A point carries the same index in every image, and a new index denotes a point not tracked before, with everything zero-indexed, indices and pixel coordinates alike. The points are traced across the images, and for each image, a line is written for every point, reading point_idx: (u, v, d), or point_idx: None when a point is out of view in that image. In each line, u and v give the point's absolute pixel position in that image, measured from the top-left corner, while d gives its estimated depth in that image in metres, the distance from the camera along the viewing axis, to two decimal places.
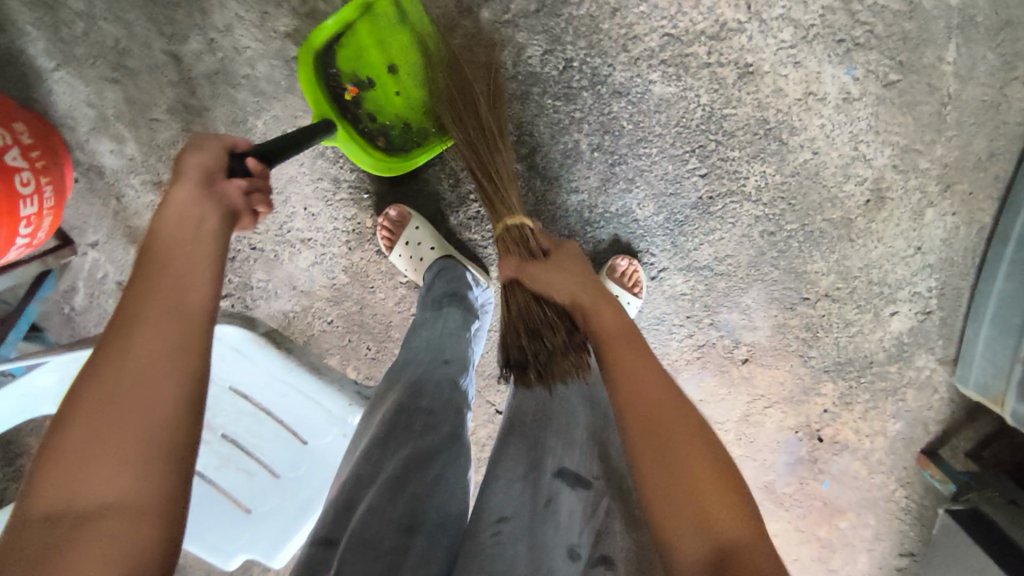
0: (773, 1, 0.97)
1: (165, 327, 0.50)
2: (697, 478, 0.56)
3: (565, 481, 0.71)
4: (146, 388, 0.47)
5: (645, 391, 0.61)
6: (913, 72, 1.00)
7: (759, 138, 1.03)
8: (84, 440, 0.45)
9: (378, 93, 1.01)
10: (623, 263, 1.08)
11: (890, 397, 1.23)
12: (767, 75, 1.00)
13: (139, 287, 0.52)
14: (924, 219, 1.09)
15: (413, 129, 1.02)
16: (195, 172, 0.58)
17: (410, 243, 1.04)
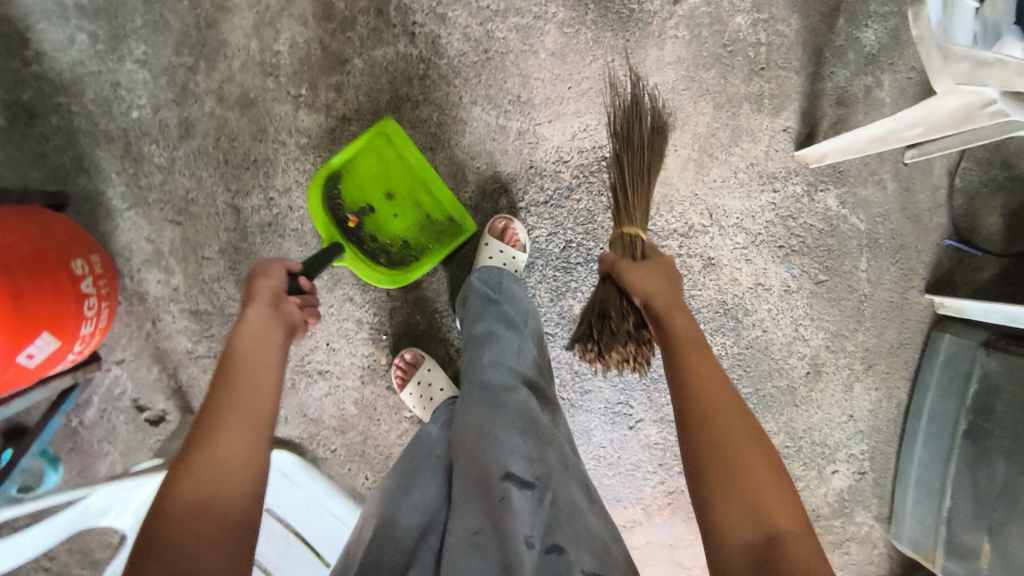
0: (729, 213, 1.21)
1: (244, 426, 0.69)
2: (757, 480, 0.68)
3: (513, 481, 0.74)
4: (223, 464, 0.66)
5: (718, 400, 0.72)
6: (836, 275, 1.26)
7: (720, 316, 1.25)
8: (186, 516, 0.61)
9: (379, 217, 1.15)
10: (500, 223, 1.15)
11: (836, 550, 1.36)
12: (725, 267, 1.23)
13: (220, 393, 0.71)
14: (853, 391, 1.30)
15: (410, 246, 1.15)
16: (268, 292, 0.80)
17: (422, 382, 1.16)
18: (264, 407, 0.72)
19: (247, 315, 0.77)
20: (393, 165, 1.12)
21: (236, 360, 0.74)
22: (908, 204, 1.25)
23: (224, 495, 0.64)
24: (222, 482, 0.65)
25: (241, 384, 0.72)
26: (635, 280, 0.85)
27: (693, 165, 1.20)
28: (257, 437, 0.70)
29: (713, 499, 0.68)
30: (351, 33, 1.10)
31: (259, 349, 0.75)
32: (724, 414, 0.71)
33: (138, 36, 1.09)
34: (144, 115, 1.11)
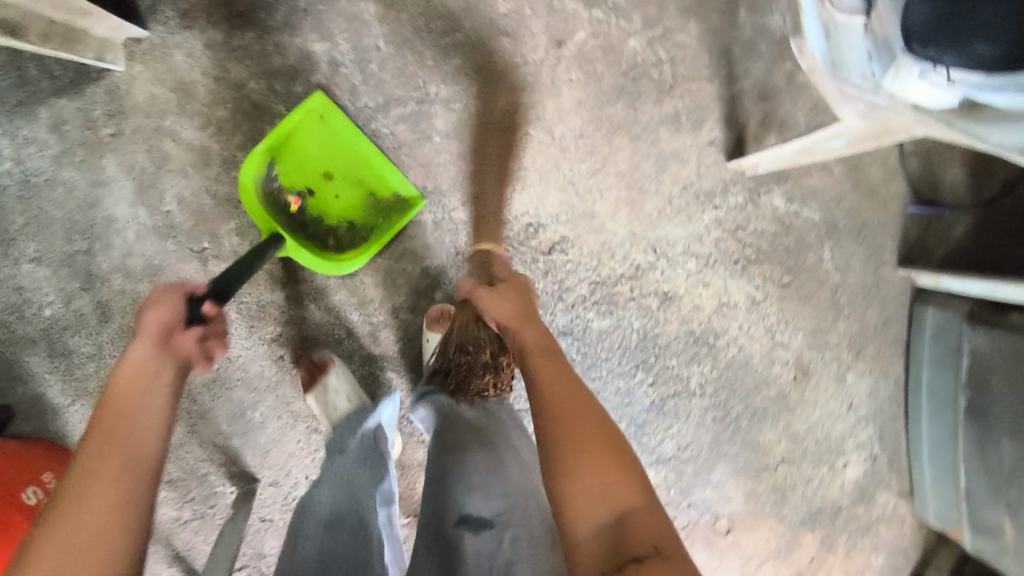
0: (672, 243, 1.15)
1: (109, 495, 0.53)
2: (602, 469, 0.59)
3: (468, 525, 0.77)
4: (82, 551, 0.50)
5: (554, 390, 0.66)
6: (802, 272, 1.19)
7: (690, 345, 1.20)
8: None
9: (319, 203, 1.06)
10: (434, 310, 1.10)
11: (866, 534, 1.33)
12: (684, 297, 1.17)
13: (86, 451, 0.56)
14: (847, 381, 1.25)
15: (358, 227, 1.07)
16: (154, 327, 0.65)
17: (330, 392, 1.07)
18: (142, 465, 0.56)
19: (126, 354, 0.63)
20: (331, 142, 1.04)
21: (108, 412, 0.59)
22: (860, 180, 1.17)
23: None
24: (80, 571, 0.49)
25: (117, 439, 0.57)
26: (486, 304, 0.84)
27: (625, 204, 1.12)
28: (128, 512, 0.53)
29: (557, 467, 0.60)
30: (235, 172, 1.05)
31: (136, 399, 0.61)
32: (569, 399, 0.65)
33: (27, 234, 1.04)
34: (57, 310, 1.07)
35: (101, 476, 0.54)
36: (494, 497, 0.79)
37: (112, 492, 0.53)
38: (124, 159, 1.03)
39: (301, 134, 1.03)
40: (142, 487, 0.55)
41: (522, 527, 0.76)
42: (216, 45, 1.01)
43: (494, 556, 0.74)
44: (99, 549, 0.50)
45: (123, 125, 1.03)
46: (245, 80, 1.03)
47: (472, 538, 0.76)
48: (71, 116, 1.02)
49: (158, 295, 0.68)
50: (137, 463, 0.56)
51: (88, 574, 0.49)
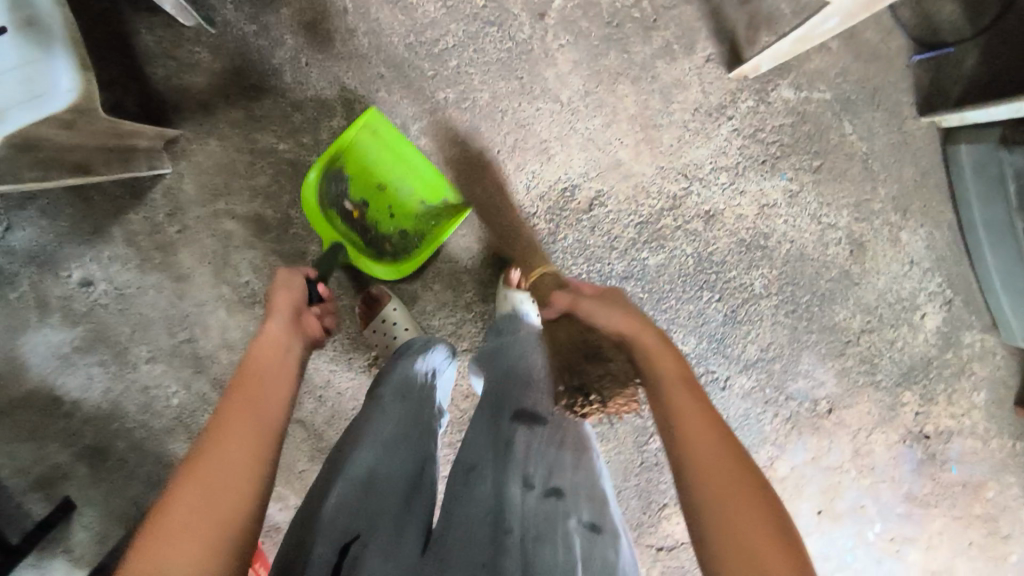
0: (700, 164, 1.20)
1: (245, 460, 0.54)
2: (759, 551, 0.49)
3: (521, 421, 0.79)
4: (215, 505, 0.50)
5: (699, 458, 0.54)
6: (830, 153, 1.22)
7: (745, 253, 1.25)
8: (184, 541, 0.48)
9: (377, 207, 1.14)
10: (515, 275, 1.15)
11: (962, 377, 1.38)
12: (726, 211, 1.22)
13: (236, 402, 0.57)
14: (902, 241, 1.28)
15: (409, 234, 1.15)
16: (286, 308, 0.69)
17: (386, 319, 1.15)
18: (267, 445, 0.56)
19: (266, 327, 0.66)
20: (383, 152, 1.10)
21: (245, 378, 0.60)
22: (860, 48, 1.19)
23: (201, 553, 0.48)
24: (231, 511, 0.51)
25: (258, 399, 0.58)
26: (604, 317, 0.70)
27: (645, 144, 1.18)
28: (265, 475, 0.54)
29: (717, 572, 0.50)
30: (292, 229, 1.14)
31: (272, 365, 0.62)
32: (720, 473, 0.53)
33: (137, 340, 1.16)
34: (181, 396, 1.18)
35: (243, 436, 0.55)
36: (544, 401, 0.83)
37: (250, 452, 0.54)
38: (196, 248, 1.13)
39: (353, 147, 1.09)
40: (275, 450, 0.56)
41: (571, 433, 0.79)
42: (239, 121, 1.09)
43: (546, 458, 0.74)
44: (222, 528, 0.50)
45: (185, 220, 1.12)
46: (274, 143, 1.11)
47: (523, 434, 0.78)
48: (140, 226, 1.12)
49: (285, 277, 0.73)
50: (277, 421, 0.58)
51: (210, 552, 0.49)
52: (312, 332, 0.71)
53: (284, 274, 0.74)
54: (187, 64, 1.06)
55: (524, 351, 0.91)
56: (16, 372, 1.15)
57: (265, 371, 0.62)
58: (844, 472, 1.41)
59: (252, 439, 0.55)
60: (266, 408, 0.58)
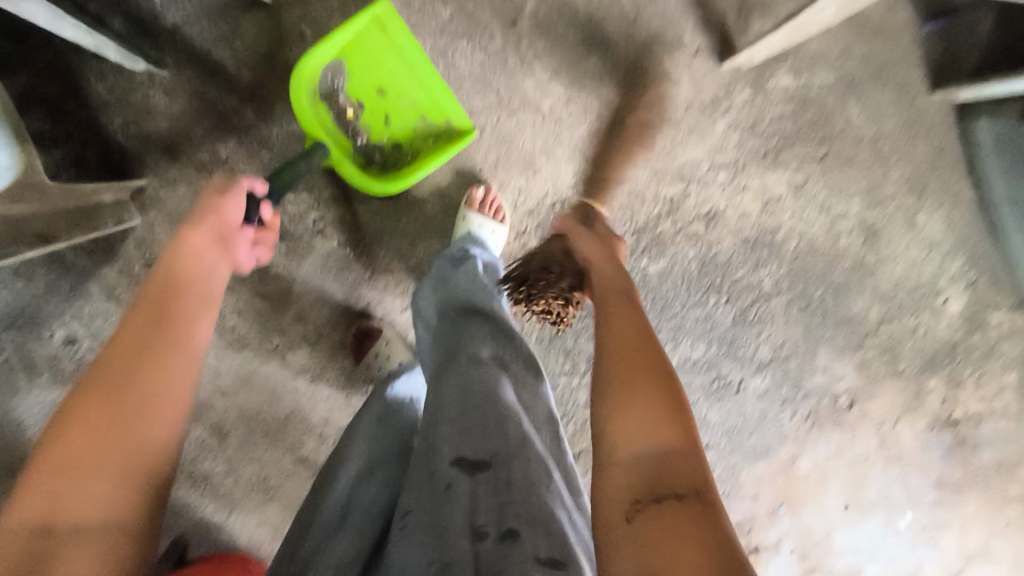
0: (697, 164, 1.12)
1: (171, 354, 0.57)
2: (680, 556, 0.45)
3: (463, 466, 0.60)
4: (142, 389, 0.54)
5: (624, 343, 0.59)
6: (835, 139, 1.15)
7: (751, 251, 1.18)
8: (83, 454, 0.50)
9: (373, 114, 1.05)
10: (480, 192, 1.07)
11: (990, 358, 1.31)
12: (727, 210, 1.16)
13: (145, 317, 0.59)
14: (918, 224, 1.21)
15: (405, 148, 1.06)
16: (212, 232, 0.71)
17: (380, 354, 1.11)
18: (196, 346, 0.60)
19: (187, 239, 0.68)
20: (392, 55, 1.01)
21: (172, 284, 0.63)
22: (861, 24, 1.11)
23: (129, 437, 0.52)
24: (138, 425, 0.53)
25: (173, 315, 0.60)
26: (588, 251, 0.75)
27: (637, 148, 1.11)
28: (178, 390, 0.56)
29: (608, 446, 0.53)
30: (275, 269, 1.10)
31: (199, 276, 0.66)
32: (635, 357, 0.58)
33: None
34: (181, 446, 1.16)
35: (155, 352, 0.57)
36: (491, 440, 0.62)
37: (183, 345, 0.59)
38: None
39: (362, 42, 1.00)
40: (197, 360, 0.59)
41: (520, 471, 0.60)
42: (207, 163, 1.03)
43: (493, 497, 0.58)
44: (157, 405, 0.54)
45: None
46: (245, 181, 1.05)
47: (466, 480, 0.59)
48: (116, 279, 1.07)
49: (222, 185, 0.76)
50: (196, 341, 0.60)
51: (138, 430, 0.53)
52: (234, 246, 0.74)
53: (222, 181, 0.77)
54: (147, 110, 1.01)
55: (462, 343, 0.74)
56: (8, 439, 1.11)
57: (193, 286, 0.65)
58: (871, 464, 1.35)
59: (179, 336, 0.59)
60: (198, 313, 0.63)
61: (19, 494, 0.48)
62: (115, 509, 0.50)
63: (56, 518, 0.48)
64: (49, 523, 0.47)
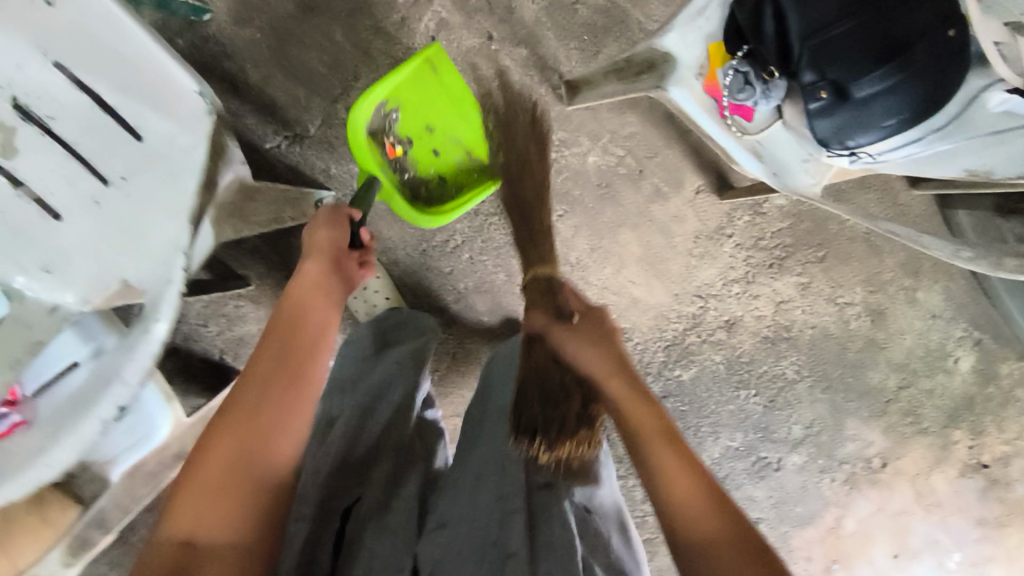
0: (712, 282, 1.27)
1: (291, 391, 0.67)
2: None
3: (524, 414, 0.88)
4: (270, 422, 0.64)
5: (664, 466, 0.65)
6: (832, 240, 1.28)
7: (772, 347, 1.32)
8: (218, 483, 0.61)
9: (419, 150, 1.13)
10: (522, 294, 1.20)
11: (1008, 404, 1.42)
12: (744, 317, 1.30)
13: (273, 355, 0.69)
14: (920, 299, 1.33)
15: (448, 181, 1.14)
16: (330, 250, 0.80)
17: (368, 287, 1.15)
18: (313, 378, 0.70)
19: (306, 267, 0.78)
20: (437, 95, 1.08)
21: (293, 313, 0.73)
22: None
23: (262, 462, 0.63)
24: (261, 461, 0.63)
25: (292, 355, 0.69)
26: (579, 354, 0.71)
27: (656, 278, 1.25)
28: (291, 436, 0.65)
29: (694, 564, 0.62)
30: None
31: (314, 301, 0.75)
32: (682, 474, 0.65)
33: None
34: None
35: (278, 398, 0.66)
36: None
37: (302, 380, 0.68)
38: None
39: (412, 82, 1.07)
40: (313, 392, 0.69)
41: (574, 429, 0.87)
42: None
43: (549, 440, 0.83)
44: (281, 434, 0.65)
45: None
46: None
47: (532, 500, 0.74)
48: None
49: (332, 216, 0.83)
50: (315, 374, 0.70)
51: (268, 455, 0.64)
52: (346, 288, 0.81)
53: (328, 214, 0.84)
54: (237, 316, 1.18)
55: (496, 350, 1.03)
56: None
57: (311, 318, 0.74)
58: (911, 513, 1.46)
59: (293, 371, 0.68)
60: (313, 343, 0.72)
61: (179, 508, 0.60)
62: (241, 531, 0.61)
63: (196, 536, 0.59)
64: (190, 538, 0.59)
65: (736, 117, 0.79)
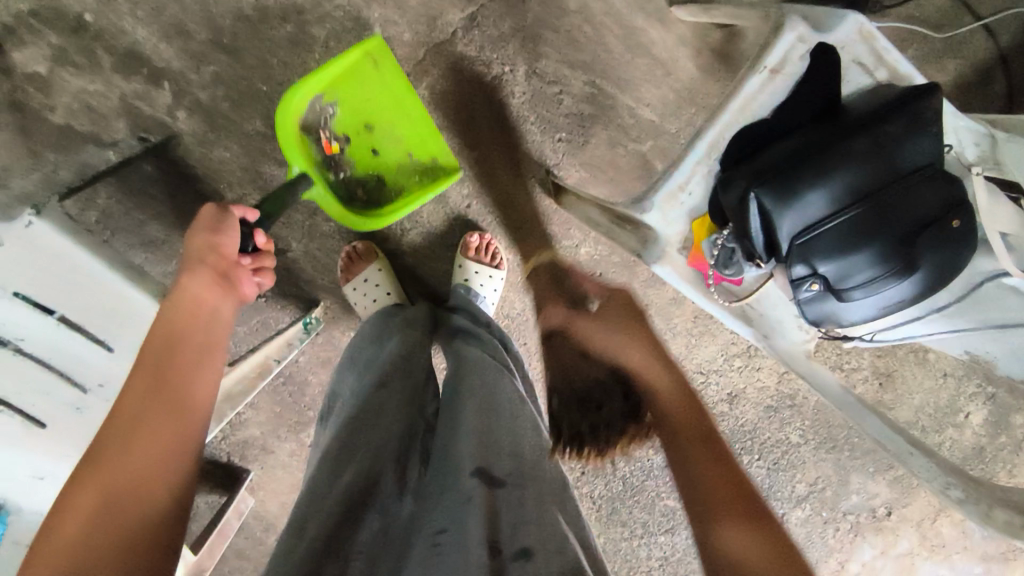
0: (713, 359, 1.24)
1: (163, 412, 0.56)
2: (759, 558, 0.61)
3: (484, 479, 0.64)
4: (144, 448, 0.53)
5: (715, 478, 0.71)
6: None
7: (775, 414, 1.31)
8: (82, 533, 0.46)
9: (356, 146, 1.00)
10: (474, 238, 1.09)
11: None
12: (747, 388, 1.28)
13: (141, 388, 0.58)
14: (929, 359, 1.30)
15: (387, 181, 1.03)
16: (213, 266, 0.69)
17: (369, 279, 1.06)
18: (197, 397, 0.60)
19: (184, 285, 0.67)
20: (379, 91, 0.97)
21: (163, 342, 0.63)
22: None
23: (136, 492, 0.50)
24: (136, 499, 0.50)
25: (169, 381, 0.59)
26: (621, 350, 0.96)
27: None
28: (173, 461, 0.54)
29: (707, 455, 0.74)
30: None
31: (188, 324, 0.65)
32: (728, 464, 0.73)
33: None
34: None
35: (151, 428, 0.55)
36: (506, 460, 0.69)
37: (183, 394, 0.59)
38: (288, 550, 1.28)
39: (349, 75, 0.94)
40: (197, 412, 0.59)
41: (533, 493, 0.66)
42: (295, 450, 1.18)
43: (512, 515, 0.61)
44: (162, 456, 0.53)
45: (278, 529, 1.23)
46: None
47: (485, 490, 0.63)
48: (245, 542, 1.23)
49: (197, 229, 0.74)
50: (196, 395, 0.60)
51: (147, 478, 0.51)
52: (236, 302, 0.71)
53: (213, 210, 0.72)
54: (238, 422, 1.16)
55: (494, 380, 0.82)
56: None
57: (191, 342, 0.64)
58: (915, 555, 1.47)
59: (164, 390, 0.58)
60: (193, 354, 0.63)
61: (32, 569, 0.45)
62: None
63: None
64: None
65: (723, 284, 0.75)
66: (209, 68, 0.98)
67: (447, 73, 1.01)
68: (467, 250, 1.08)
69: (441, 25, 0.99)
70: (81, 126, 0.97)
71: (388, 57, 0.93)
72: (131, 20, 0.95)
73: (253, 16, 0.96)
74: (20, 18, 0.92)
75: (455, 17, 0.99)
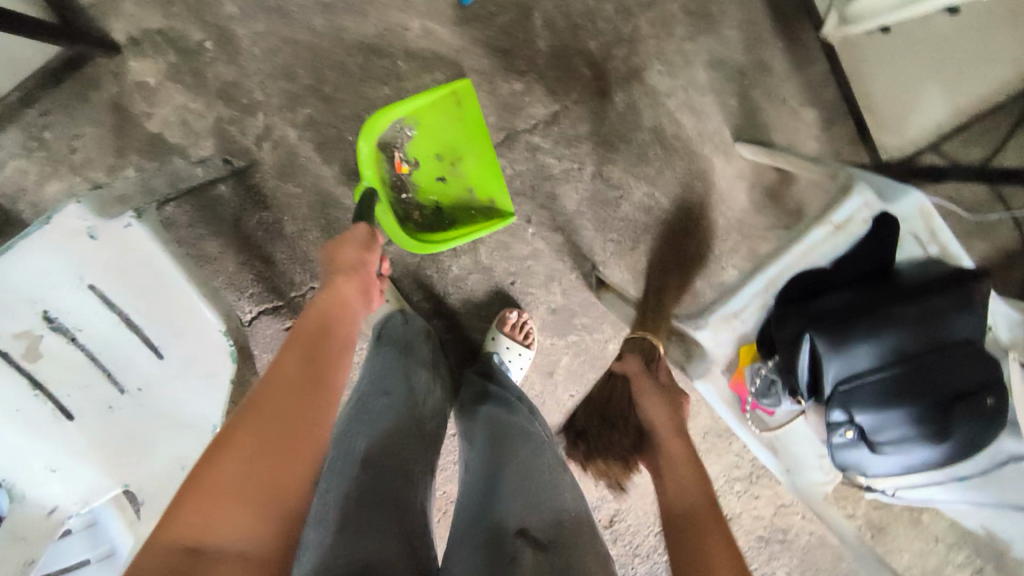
0: (714, 477, 1.25)
1: (317, 391, 0.57)
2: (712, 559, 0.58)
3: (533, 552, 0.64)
4: (297, 420, 0.54)
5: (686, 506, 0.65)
6: None
7: (764, 547, 1.29)
8: (236, 479, 0.49)
9: (422, 174, 1.05)
10: (512, 313, 1.11)
11: None
12: (741, 514, 1.27)
13: (302, 355, 0.59)
14: (923, 521, 1.30)
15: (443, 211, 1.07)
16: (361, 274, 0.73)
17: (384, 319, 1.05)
18: (341, 386, 0.60)
19: (342, 280, 0.70)
20: (455, 128, 1.03)
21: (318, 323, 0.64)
22: None
23: (279, 464, 0.51)
24: (290, 464, 0.51)
25: (322, 361, 0.60)
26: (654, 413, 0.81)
27: None
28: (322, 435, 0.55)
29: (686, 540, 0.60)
30: None
31: (336, 316, 0.66)
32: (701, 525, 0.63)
33: None
34: None
35: (312, 399, 0.56)
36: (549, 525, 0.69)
37: (335, 382, 0.60)
38: None
39: (431, 109, 1.01)
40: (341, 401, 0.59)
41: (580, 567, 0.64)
42: None
43: None
44: (309, 435, 0.53)
45: None
46: None
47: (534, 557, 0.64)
48: None
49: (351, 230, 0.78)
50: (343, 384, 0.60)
51: (291, 452, 0.52)
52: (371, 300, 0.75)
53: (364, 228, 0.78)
54: None
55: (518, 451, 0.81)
56: None
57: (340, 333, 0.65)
58: None
59: (320, 371, 0.59)
60: (339, 343, 0.64)
61: (179, 510, 0.47)
62: (262, 541, 0.48)
63: (203, 541, 0.47)
64: (198, 543, 0.46)
65: (757, 411, 0.78)
66: (304, 111, 1.04)
67: (520, 159, 1.08)
68: (503, 324, 1.10)
69: (524, 115, 1.07)
70: (172, 137, 1.02)
71: (471, 99, 1.01)
72: (247, 55, 1.02)
73: (356, 74, 1.04)
74: (149, 34, 1.00)
75: (539, 112, 1.07)
